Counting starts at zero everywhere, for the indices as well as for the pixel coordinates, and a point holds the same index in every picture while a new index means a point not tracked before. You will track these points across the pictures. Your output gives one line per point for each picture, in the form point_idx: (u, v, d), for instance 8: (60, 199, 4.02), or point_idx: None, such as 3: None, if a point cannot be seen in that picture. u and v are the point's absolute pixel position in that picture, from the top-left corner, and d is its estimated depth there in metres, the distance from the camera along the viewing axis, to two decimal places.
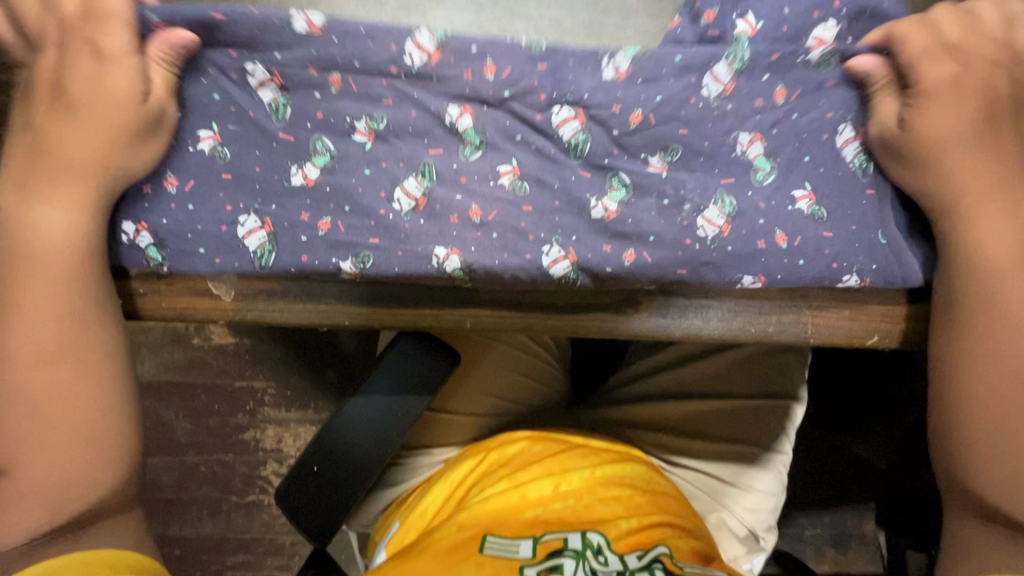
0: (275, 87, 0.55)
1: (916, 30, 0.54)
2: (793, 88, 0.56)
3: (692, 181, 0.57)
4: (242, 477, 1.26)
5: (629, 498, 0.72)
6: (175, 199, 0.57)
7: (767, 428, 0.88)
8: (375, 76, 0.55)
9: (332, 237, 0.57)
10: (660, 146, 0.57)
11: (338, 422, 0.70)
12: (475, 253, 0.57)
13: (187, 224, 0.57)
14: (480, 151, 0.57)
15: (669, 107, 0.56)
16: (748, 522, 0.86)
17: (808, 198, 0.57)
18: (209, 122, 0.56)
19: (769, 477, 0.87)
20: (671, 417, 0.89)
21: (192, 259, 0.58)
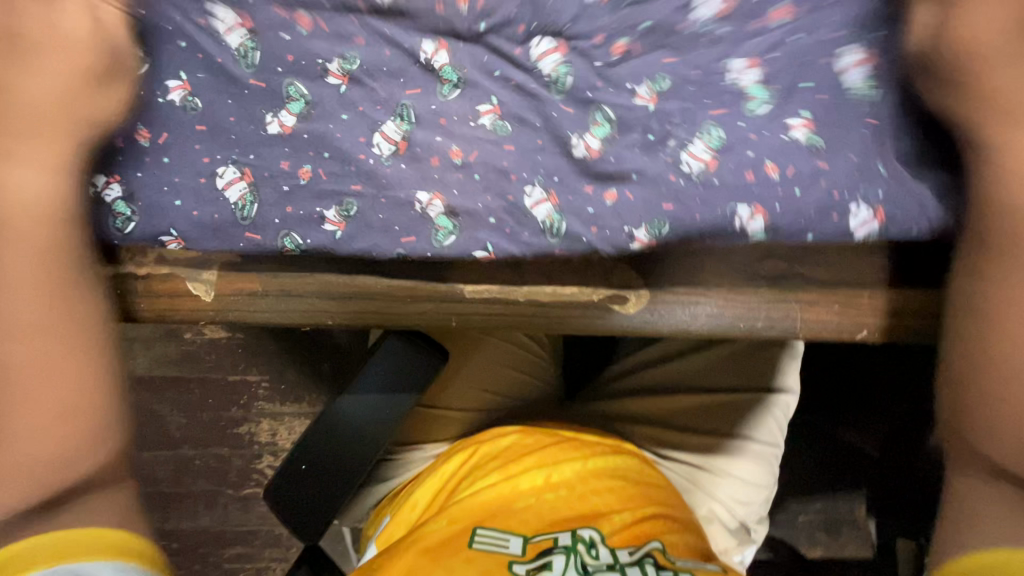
0: (243, 31, 0.54)
1: None
2: (799, 7, 0.53)
3: (680, 113, 0.54)
4: (238, 470, 1.26)
5: (621, 489, 0.72)
6: (150, 153, 0.55)
7: (757, 420, 0.88)
8: (346, 13, 0.54)
9: (315, 185, 0.55)
10: (646, 76, 0.54)
11: (326, 422, 0.70)
12: (458, 198, 0.55)
13: (163, 178, 0.55)
14: (458, 90, 0.55)
15: (656, 34, 0.53)
16: (739, 515, 0.87)
17: (806, 126, 0.53)
18: (177, 72, 0.54)
19: (761, 469, 0.88)
20: (663, 410, 0.89)
21: (167, 216, 0.55)
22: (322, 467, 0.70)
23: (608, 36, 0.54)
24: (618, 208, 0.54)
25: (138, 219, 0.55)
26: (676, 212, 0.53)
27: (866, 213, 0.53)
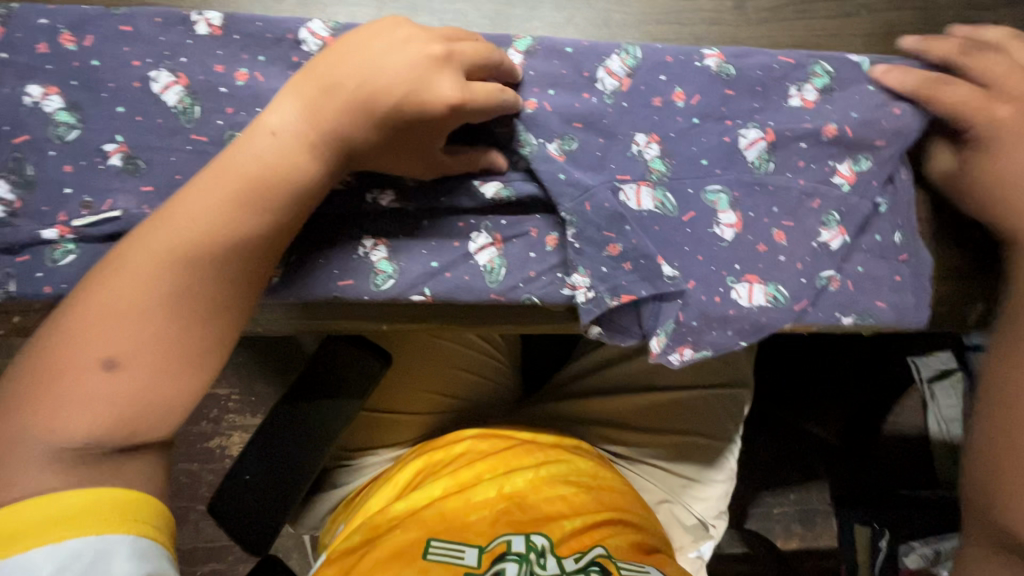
0: (180, 89, 0.53)
1: (779, 27, 0.62)
2: (693, 92, 0.57)
3: (602, 145, 0.56)
4: (209, 485, 1.14)
5: (572, 496, 0.73)
6: (57, 157, 0.51)
7: (716, 418, 0.89)
8: (281, 71, 0.54)
9: None
10: (557, 133, 0.55)
11: (270, 429, 0.69)
12: (403, 240, 0.55)
13: (55, 173, 0.51)
14: None
15: (563, 100, 0.56)
16: (698, 512, 0.88)
17: (760, 141, 0.57)
18: (44, 78, 0.51)
19: (715, 465, 0.89)
20: (618, 411, 0.89)
21: (57, 199, 0.51)
22: (296, 462, 0.69)
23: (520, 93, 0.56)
24: (561, 248, 0.56)
25: (79, 250, 0.51)
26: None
27: (810, 92, 0.58)
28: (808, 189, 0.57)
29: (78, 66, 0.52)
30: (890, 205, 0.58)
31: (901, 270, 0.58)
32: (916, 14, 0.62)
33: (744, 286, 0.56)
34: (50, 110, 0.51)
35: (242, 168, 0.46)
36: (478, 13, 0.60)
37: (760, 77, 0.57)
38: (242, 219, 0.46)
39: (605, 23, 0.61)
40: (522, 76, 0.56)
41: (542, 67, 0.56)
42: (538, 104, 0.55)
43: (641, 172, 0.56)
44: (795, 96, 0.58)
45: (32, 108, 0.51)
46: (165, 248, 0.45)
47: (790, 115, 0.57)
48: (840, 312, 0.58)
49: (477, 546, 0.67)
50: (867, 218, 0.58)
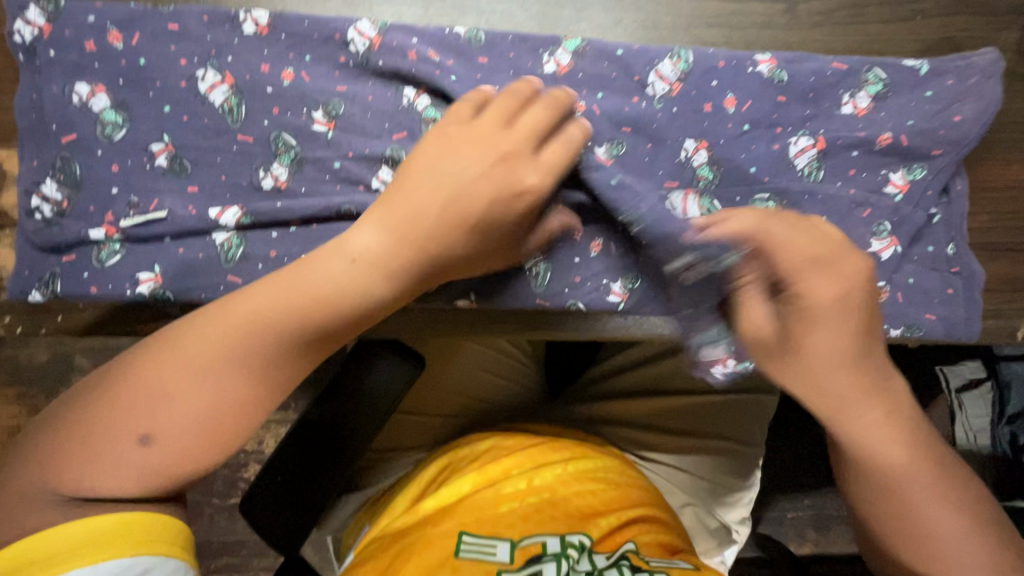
0: (226, 89, 0.52)
1: (832, 32, 0.60)
2: (743, 98, 0.56)
3: (651, 152, 0.55)
4: (225, 479, 1.10)
5: (604, 492, 0.72)
6: (104, 156, 0.51)
7: (740, 422, 0.88)
8: (329, 72, 0.54)
9: (305, 232, 0.52)
10: (606, 137, 0.55)
11: (302, 430, 0.69)
12: None
13: (100, 172, 0.51)
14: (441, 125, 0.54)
15: (612, 103, 0.55)
16: (721, 516, 0.87)
17: (813, 148, 0.56)
18: (92, 75, 0.51)
19: (742, 471, 0.87)
20: (645, 413, 0.89)
21: (103, 198, 0.51)
22: (327, 463, 0.69)
23: None
24: (604, 257, 0.56)
25: (125, 250, 0.51)
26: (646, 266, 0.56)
27: (864, 99, 0.57)
28: (861, 198, 0.56)
29: (126, 64, 0.51)
30: (942, 217, 0.57)
31: (952, 283, 0.57)
32: (975, 19, 0.60)
33: None
34: (97, 108, 0.51)
35: (318, 284, 0.46)
36: (525, 15, 0.59)
37: (812, 83, 0.56)
38: (304, 327, 0.46)
39: (654, 25, 0.60)
40: (571, 79, 0.55)
41: (591, 71, 0.56)
42: (587, 108, 0.55)
43: (688, 180, 0.56)
44: (849, 103, 0.57)
45: (80, 106, 0.51)
46: (228, 331, 0.45)
47: (843, 123, 0.56)
48: (889, 324, 0.56)
49: (508, 540, 0.66)
50: (919, 229, 0.57)
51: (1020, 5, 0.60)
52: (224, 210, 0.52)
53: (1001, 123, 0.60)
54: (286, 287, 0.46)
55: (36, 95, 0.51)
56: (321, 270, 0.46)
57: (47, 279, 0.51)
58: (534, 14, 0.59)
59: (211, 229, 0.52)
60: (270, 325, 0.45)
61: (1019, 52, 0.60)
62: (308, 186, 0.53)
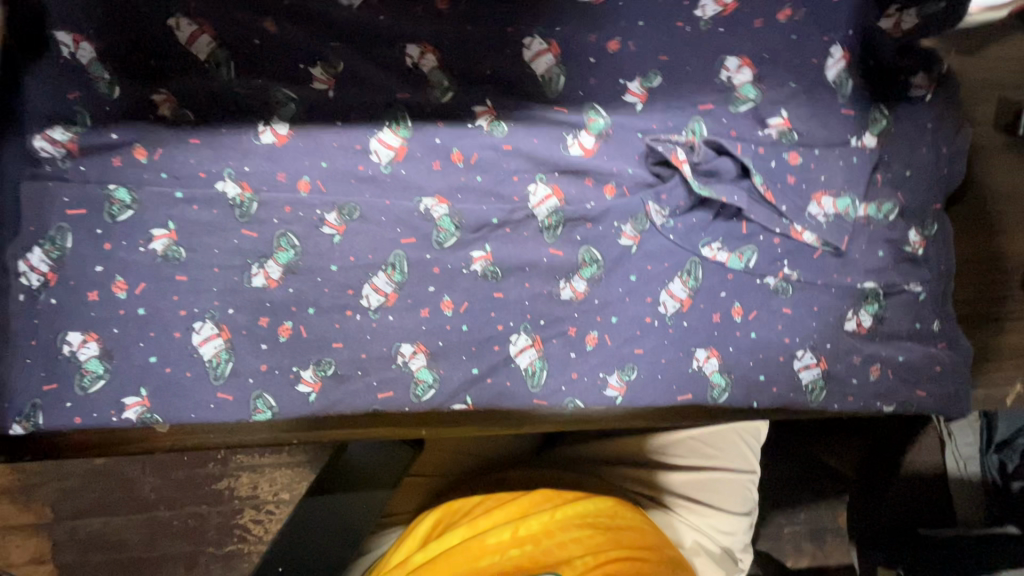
0: (238, 187, 0.50)
1: None
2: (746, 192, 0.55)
3: (664, 246, 0.56)
4: (219, 527, 0.92)
5: (588, 538, 0.71)
6: (79, 277, 0.49)
7: (729, 448, 0.89)
8: (323, 178, 0.51)
9: (295, 342, 0.52)
10: (631, 215, 0.56)
11: (300, 518, 0.65)
12: (442, 347, 0.54)
13: (77, 294, 0.49)
14: (455, 237, 0.53)
15: (638, 181, 0.56)
16: (722, 542, 0.85)
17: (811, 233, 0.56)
18: (59, 188, 0.48)
19: (739, 497, 0.86)
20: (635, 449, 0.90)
21: (77, 318, 0.49)
22: (333, 550, 0.65)
23: (598, 179, 0.55)
24: (600, 351, 0.56)
25: (110, 375, 0.50)
26: (642, 356, 0.56)
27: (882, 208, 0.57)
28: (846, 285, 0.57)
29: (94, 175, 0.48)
30: (927, 294, 0.59)
31: (939, 359, 0.59)
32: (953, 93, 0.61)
33: (808, 351, 0.58)
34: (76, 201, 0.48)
35: None
36: None
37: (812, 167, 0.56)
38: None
39: None
40: (599, 160, 0.55)
41: (619, 148, 0.55)
42: (616, 189, 0.56)
43: (683, 258, 0.56)
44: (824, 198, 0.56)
45: (53, 225, 0.48)
46: None
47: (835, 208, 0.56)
48: (881, 401, 0.59)
49: None
50: (897, 308, 0.58)
51: (995, 82, 0.61)
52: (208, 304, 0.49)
53: (974, 197, 0.62)
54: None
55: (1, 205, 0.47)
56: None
57: (27, 412, 0.49)
58: None
59: (194, 348, 0.51)
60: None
61: (997, 127, 0.61)
62: (299, 288, 0.52)
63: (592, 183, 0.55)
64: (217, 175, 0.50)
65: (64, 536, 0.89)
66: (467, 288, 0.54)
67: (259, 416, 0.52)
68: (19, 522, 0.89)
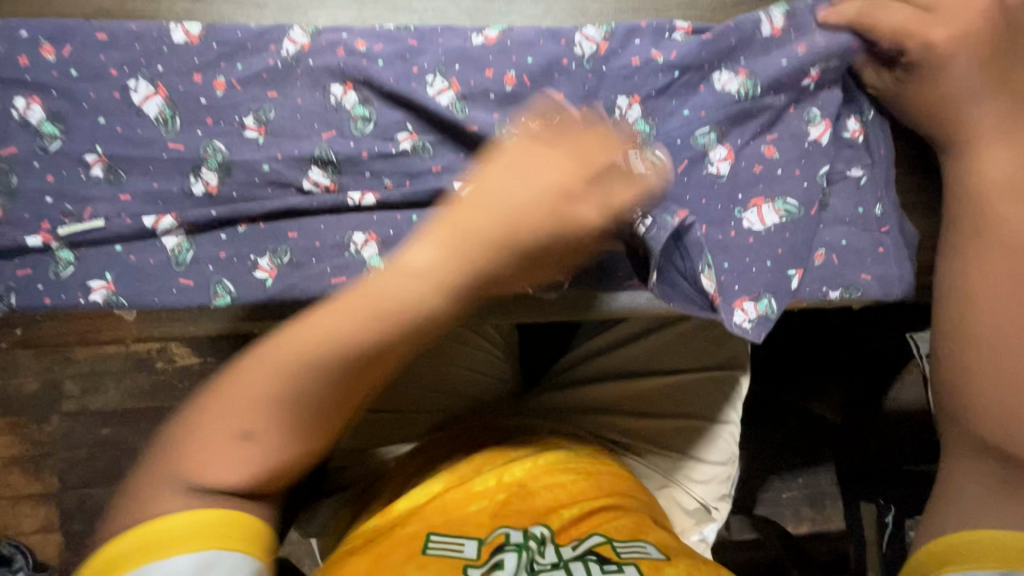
0: (160, 99, 0.54)
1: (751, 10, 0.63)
2: (664, 68, 0.57)
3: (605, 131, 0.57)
4: None
5: (572, 484, 0.64)
6: (48, 168, 0.53)
7: (714, 399, 0.81)
8: (259, 78, 0.55)
9: (253, 231, 0.55)
10: (539, 110, 0.56)
11: None
12: (393, 236, 0.55)
13: (51, 188, 0.53)
14: (373, 123, 0.56)
15: (543, 69, 0.57)
16: (699, 495, 0.80)
17: (727, 158, 0.57)
18: (27, 88, 0.53)
19: (715, 448, 0.80)
20: (619, 399, 0.81)
21: (45, 212, 0.53)
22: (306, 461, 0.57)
23: (497, 69, 0.57)
24: None
25: (77, 262, 0.53)
26: None
27: (817, 125, 0.58)
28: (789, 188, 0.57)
29: (58, 77, 0.53)
30: (868, 177, 0.59)
31: (882, 241, 0.58)
32: None
33: (754, 212, 0.56)
34: (35, 121, 0.53)
35: None
36: (455, 8, 0.61)
37: (720, 48, 0.57)
38: (351, 335, 0.45)
39: (573, 10, 0.62)
40: (500, 50, 0.57)
41: (519, 40, 0.57)
42: (517, 78, 0.57)
43: (629, 136, 0.56)
44: (765, 207, 0.56)
45: (19, 120, 0.53)
46: None
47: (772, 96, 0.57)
48: (827, 286, 0.57)
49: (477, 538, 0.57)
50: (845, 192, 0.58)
51: None
52: (160, 218, 0.53)
53: None
54: (282, 337, 0.46)
55: None
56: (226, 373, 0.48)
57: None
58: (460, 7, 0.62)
59: (157, 236, 0.54)
60: (258, 406, 0.45)
61: None
62: (243, 191, 0.55)
63: (492, 75, 0.57)
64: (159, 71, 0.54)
65: (73, 503, 0.91)
66: (403, 167, 0.56)
67: (218, 301, 0.54)
68: (29, 491, 0.91)
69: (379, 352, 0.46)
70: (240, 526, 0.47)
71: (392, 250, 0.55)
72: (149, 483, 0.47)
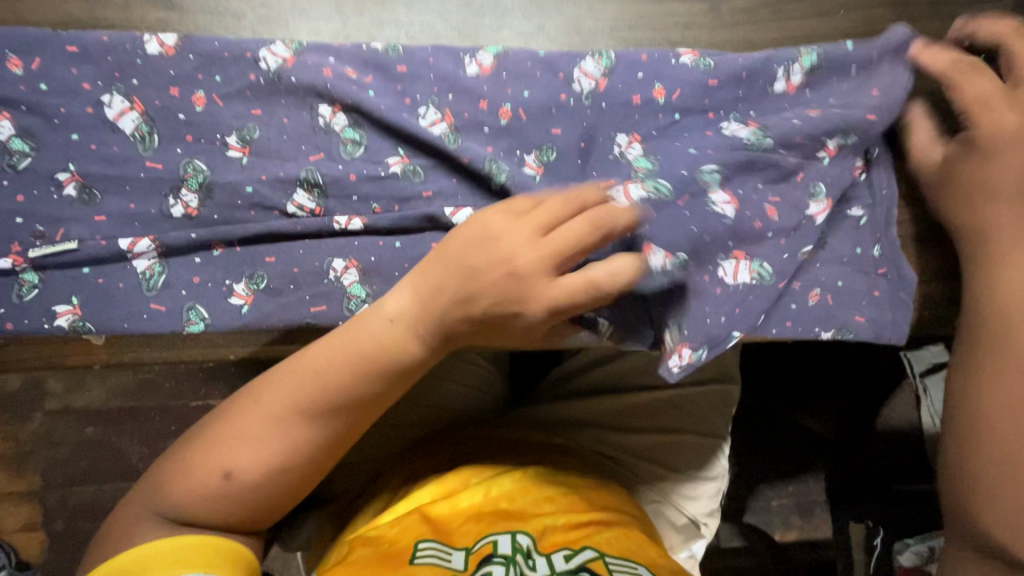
0: (135, 115, 0.51)
1: (754, 32, 0.61)
2: (671, 96, 0.55)
3: (602, 156, 0.54)
4: None
5: (563, 497, 0.61)
6: (15, 186, 0.51)
7: (707, 414, 0.78)
8: (241, 94, 0.52)
9: (229, 255, 0.52)
10: (533, 145, 0.54)
11: None
12: (375, 262, 0.53)
13: (18, 206, 0.51)
14: (362, 147, 0.53)
15: (539, 102, 0.54)
16: (689, 510, 0.75)
17: (728, 203, 0.52)
18: None
19: (705, 462, 0.76)
20: (609, 411, 0.77)
21: (11, 232, 0.50)
22: None
23: (493, 100, 0.54)
24: None
25: (44, 284, 0.51)
26: None
27: (820, 201, 0.55)
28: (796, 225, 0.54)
29: (27, 92, 0.50)
30: (868, 218, 0.57)
31: (879, 284, 0.56)
32: (897, 11, 0.61)
33: (731, 263, 0.51)
34: (4, 137, 0.50)
35: None
36: (445, 24, 0.59)
37: (724, 79, 0.55)
38: (345, 395, 0.44)
39: (569, 25, 0.60)
40: (495, 79, 0.54)
41: (515, 70, 0.55)
42: (513, 112, 0.54)
43: (626, 177, 0.53)
44: (743, 262, 0.52)
45: None
46: None
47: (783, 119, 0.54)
48: (820, 326, 0.54)
49: (461, 549, 0.54)
50: (845, 225, 0.56)
51: None
52: (136, 240, 0.51)
53: None
54: (273, 384, 0.45)
55: None
56: (218, 412, 0.47)
57: None
58: (451, 21, 0.59)
59: (127, 258, 0.51)
60: (229, 437, 0.44)
61: (943, 41, 0.60)
62: (223, 213, 0.52)
63: (487, 106, 0.54)
64: (134, 85, 0.51)
65: (55, 502, 0.86)
66: (389, 191, 0.53)
67: (191, 327, 0.52)
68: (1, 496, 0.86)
69: (365, 403, 0.45)
70: (212, 549, 0.44)
71: (376, 279, 0.53)
72: (135, 509, 0.46)
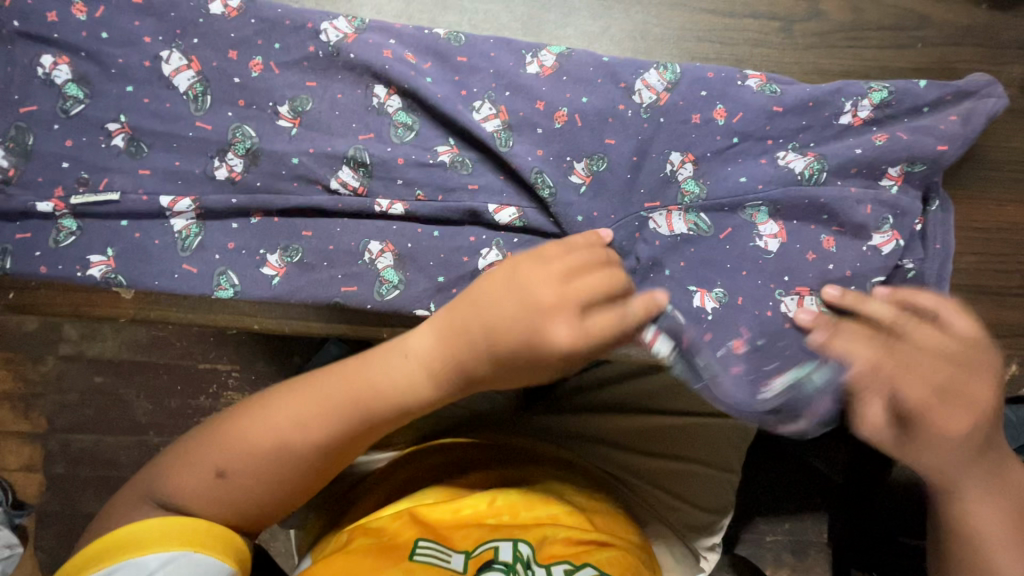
0: (191, 74, 0.51)
1: (825, 57, 0.59)
2: (732, 117, 0.53)
3: (653, 170, 0.53)
4: None
5: (567, 516, 0.58)
6: (64, 130, 0.50)
7: (727, 445, 0.75)
8: (298, 65, 0.52)
9: (266, 225, 0.52)
10: (584, 153, 0.53)
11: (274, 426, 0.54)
12: (411, 249, 0.52)
13: (64, 150, 0.50)
14: (413, 132, 0.52)
15: (597, 109, 0.53)
16: (690, 540, 0.72)
17: (775, 235, 0.53)
18: (54, 44, 0.50)
19: (716, 495, 0.73)
20: (626, 429, 0.74)
21: (55, 176, 0.50)
22: None
23: (550, 101, 0.53)
24: None
25: (81, 232, 0.50)
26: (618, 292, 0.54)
27: (885, 232, 0.52)
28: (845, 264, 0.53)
29: (87, 39, 0.50)
30: (917, 272, 0.53)
31: None
32: (978, 51, 0.58)
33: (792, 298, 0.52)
34: (60, 80, 0.50)
35: None
36: (509, 16, 0.58)
37: (790, 105, 0.53)
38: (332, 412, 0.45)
39: (635, 31, 0.58)
40: (555, 80, 0.53)
41: (575, 74, 0.53)
42: (569, 116, 0.53)
43: (672, 196, 0.53)
44: (808, 297, 0.52)
45: (44, 78, 0.50)
46: None
47: (841, 153, 0.53)
48: None
49: (461, 551, 0.54)
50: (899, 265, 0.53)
51: None
52: (176, 199, 0.51)
53: (995, 160, 0.58)
54: (287, 400, 0.45)
55: (7, 63, 0.50)
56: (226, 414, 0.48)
57: None
58: (514, 14, 0.58)
59: (165, 216, 0.51)
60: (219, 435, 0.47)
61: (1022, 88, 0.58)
62: (266, 181, 0.52)
63: (542, 107, 0.53)
64: (194, 45, 0.51)
65: (55, 447, 0.87)
66: (434, 179, 0.52)
67: (220, 293, 0.51)
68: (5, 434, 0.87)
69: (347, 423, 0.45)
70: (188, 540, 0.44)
71: (410, 266, 0.52)
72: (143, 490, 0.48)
